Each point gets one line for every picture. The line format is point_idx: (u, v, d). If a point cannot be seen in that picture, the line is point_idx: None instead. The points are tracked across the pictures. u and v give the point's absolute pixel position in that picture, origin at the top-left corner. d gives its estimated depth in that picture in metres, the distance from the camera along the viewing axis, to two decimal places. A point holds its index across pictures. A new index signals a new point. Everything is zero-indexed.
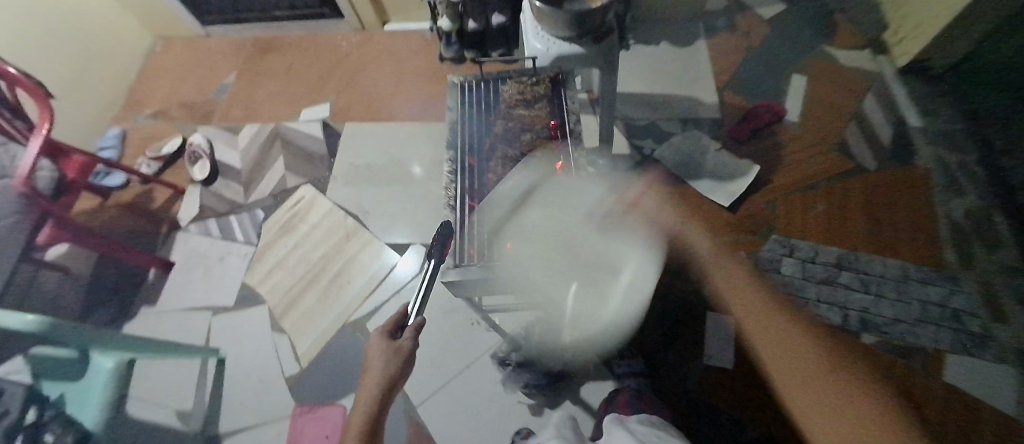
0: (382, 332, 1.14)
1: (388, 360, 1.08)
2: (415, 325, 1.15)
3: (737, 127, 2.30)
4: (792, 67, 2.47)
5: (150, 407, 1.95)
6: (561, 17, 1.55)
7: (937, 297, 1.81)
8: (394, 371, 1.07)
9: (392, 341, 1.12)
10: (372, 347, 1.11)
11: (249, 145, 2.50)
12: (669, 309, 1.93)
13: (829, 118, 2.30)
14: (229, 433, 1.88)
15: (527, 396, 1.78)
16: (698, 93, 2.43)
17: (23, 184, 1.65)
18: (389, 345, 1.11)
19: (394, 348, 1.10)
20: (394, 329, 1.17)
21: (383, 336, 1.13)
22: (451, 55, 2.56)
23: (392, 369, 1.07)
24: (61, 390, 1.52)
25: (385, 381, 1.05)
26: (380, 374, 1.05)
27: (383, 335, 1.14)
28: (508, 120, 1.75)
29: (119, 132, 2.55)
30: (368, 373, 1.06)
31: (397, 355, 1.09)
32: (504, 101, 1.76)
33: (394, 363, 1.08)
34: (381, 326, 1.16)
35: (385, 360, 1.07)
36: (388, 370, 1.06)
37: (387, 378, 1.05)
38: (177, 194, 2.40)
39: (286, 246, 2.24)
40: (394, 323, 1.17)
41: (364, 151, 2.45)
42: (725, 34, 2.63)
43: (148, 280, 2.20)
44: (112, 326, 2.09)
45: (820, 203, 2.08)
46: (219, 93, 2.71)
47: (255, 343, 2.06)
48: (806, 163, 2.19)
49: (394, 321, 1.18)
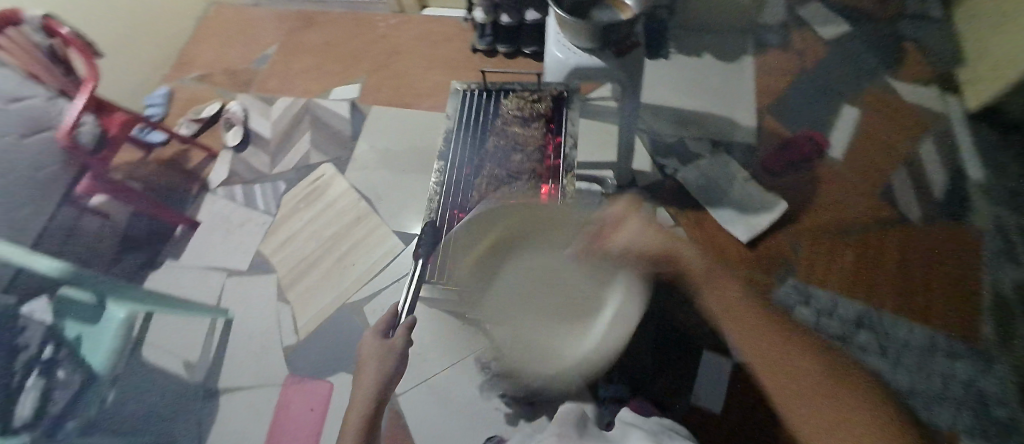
0: (374, 330, 1.16)
1: (383, 358, 1.10)
2: (407, 323, 1.15)
3: (771, 156, 2.13)
4: (846, 95, 2.27)
5: (159, 354, 2.07)
6: (584, 29, 1.47)
7: (963, 375, 1.65)
8: (388, 369, 1.09)
9: (384, 341, 1.13)
10: (366, 346, 1.12)
11: (281, 117, 2.59)
12: (667, 338, 1.84)
13: (877, 157, 2.11)
14: (225, 390, 1.99)
15: (505, 404, 1.75)
16: (735, 113, 2.27)
17: (65, 136, 1.77)
18: (381, 344, 1.12)
19: (386, 347, 1.11)
20: (386, 329, 1.17)
21: (378, 334, 1.15)
22: (482, 47, 2.54)
23: (387, 365, 1.09)
24: (80, 331, 1.61)
25: (383, 379, 1.08)
26: (375, 374, 1.08)
27: (376, 334, 1.15)
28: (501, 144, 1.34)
29: (166, 91, 2.70)
30: (364, 367, 1.09)
31: (389, 355, 1.10)
32: (507, 86, 1.42)
33: (391, 360, 1.10)
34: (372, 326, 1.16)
35: (378, 358, 1.10)
36: (384, 368, 1.09)
37: (381, 376, 1.08)
38: (211, 157, 2.52)
39: (301, 221, 2.33)
40: (385, 323, 1.17)
41: (387, 135, 2.48)
42: (776, 51, 2.44)
43: (174, 234, 2.33)
44: (137, 274, 2.23)
45: (850, 251, 1.92)
46: (260, 63, 2.81)
47: (260, 309, 2.16)
48: (843, 204, 2.02)
49: (385, 321, 1.18)
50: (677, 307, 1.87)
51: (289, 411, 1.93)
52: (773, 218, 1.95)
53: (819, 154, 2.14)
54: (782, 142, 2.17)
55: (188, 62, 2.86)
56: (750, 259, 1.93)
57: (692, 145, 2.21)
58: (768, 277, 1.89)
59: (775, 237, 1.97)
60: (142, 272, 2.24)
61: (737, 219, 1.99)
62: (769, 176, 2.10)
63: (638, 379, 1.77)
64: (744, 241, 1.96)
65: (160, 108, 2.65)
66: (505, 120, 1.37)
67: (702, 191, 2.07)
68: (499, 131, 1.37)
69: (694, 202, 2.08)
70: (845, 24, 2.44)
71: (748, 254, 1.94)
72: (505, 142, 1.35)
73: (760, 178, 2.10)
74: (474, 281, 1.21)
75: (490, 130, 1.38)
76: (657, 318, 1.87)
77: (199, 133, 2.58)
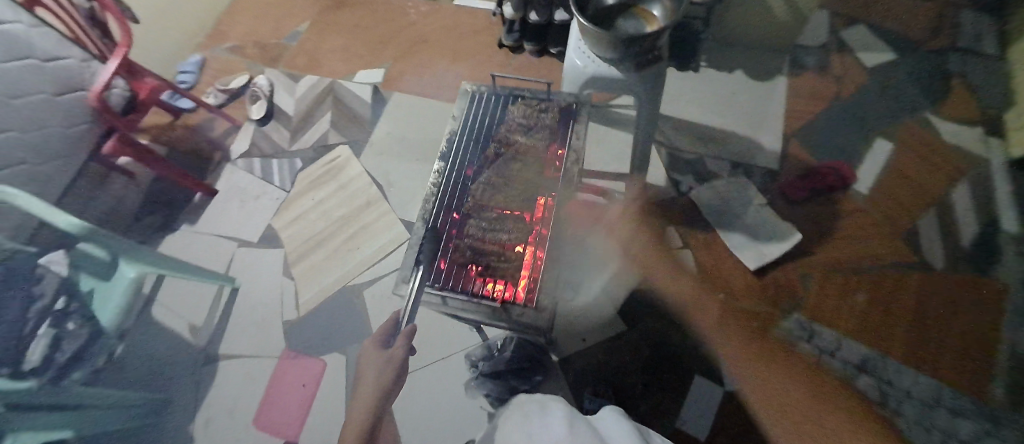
0: (374, 340, 1.15)
1: (382, 367, 1.10)
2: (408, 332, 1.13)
3: (792, 184, 2.05)
4: (881, 128, 2.16)
5: (168, 315, 2.16)
6: (605, 41, 1.42)
7: (966, 434, 1.57)
8: (390, 377, 1.09)
9: (383, 351, 1.12)
10: (366, 357, 1.12)
11: (304, 95, 2.63)
12: (660, 358, 1.79)
13: (905, 196, 2.01)
14: (225, 356, 2.06)
15: (489, 404, 1.76)
16: (760, 135, 2.20)
17: (95, 98, 1.83)
18: (381, 355, 1.11)
19: (387, 357, 1.11)
20: (385, 338, 1.16)
21: (377, 345, 1.14)
22: (508, 43, 2.49)
23: (387, 373, 1.10)
24: (93, 286, 1.69)
25: (383, 386, 1.08)
26: (374, 381, 1.09)
27: (376, 344, 1.14)
28: (502, 147, 1.37)
29: (199, 60, 2.78)
30: (364, 376, 1.10)
31: (388, 364, 1.10)
32: (516, 91, 1.44)
33: (390, 370, 1.10)
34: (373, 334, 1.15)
35: (377, 367, 1.10)
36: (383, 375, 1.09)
37: (380, 385, 1.08)
38: (235, 128, 2.59)
39: (313, 199, 2.37)
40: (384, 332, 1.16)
41: (405, 123, 2.49)
42: (812, 74, 2.33)
43: (193, 201, 2.41)
44: (156, 235, 2.32)
45: (863, 291, 1.85)
46: (291, 40, 2.86)
47: (265, 282, 2.21)
48: (862, 242, 1.94)
49: (386, 329, 1.18)
50: (674, 328, 1.84)
51: (282, 384, 1.98)
52: (786, 247, 1.90)
53: (844, 187, 2.05)
54: (806, 170, 2.09)
55: (223, 33, 2.92)
56: (757, 288, 1.88)
57: (711, 164, 2.15)
58: (773, 309, 1.84)
59: (785, 268, 1.91)
60: (159, 234, 2.33)
61: (747, 247, 1.93)
62: (787, 204, 2.03)
63: (625, 396, 1.75)
64: (753, 270, 1.91)
65: (192, 76, 2.73)
66: (509, 127, 1.38)
67: (715, 212, 2.02)
68: (502, 138, 1.38)
69: (705, 222, 2.03)
70: (891, 51, 2.30)
71: (755, 282, 1.89)
72: (506, 150, 1.36)
73: (776, 206, 2.03)
74: (463, 293, 1.20)
75: (492, 136, 1.39)
76: (653, 336, 1.83)
77: (226, 103, 2.65)
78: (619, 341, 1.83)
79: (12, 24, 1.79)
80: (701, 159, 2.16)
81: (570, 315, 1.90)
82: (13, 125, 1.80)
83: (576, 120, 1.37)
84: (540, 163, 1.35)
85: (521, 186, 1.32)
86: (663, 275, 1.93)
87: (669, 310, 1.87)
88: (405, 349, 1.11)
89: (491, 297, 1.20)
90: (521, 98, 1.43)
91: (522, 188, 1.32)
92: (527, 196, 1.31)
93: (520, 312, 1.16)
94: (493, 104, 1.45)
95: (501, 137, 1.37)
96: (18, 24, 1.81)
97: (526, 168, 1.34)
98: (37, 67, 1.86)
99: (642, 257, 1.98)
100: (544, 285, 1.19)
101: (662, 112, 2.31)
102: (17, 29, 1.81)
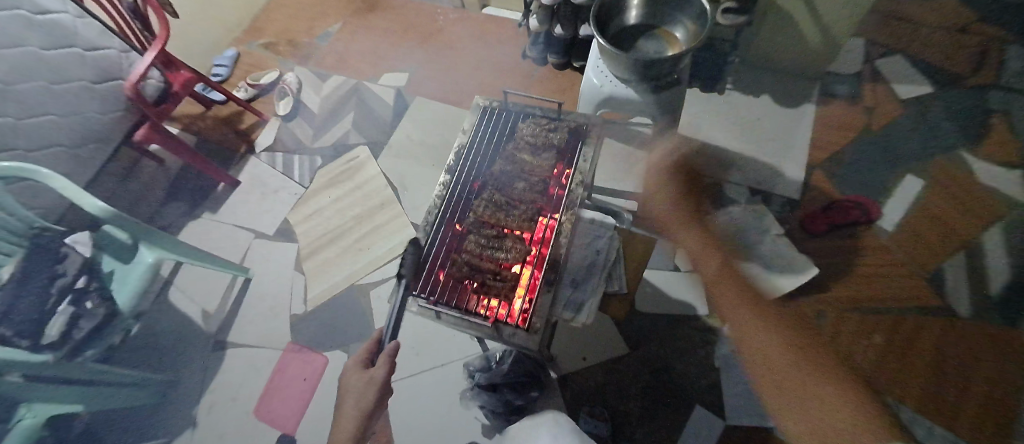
0: (356, 359, 1.22)
1: (364, 391, 1.16)
2: (387, 352, 1.18)
3: (813, 216, 1.97)
4: (911, 163, 2.07)
5: (183, 299, 2.23)
6: (623, 61, 1.41)
7: None
8: (372, 402, 1.15)
9: (365, 371, 1.19)
10: (349, 378, 1.18)
11: (330, 95, 2.71)
12: (659, 384, 1.74)
13: (933, 238, 1.92)
14: (233, 344, 2.11)
15: (484, 415, 1.75)
16: (782, 163, 2.14)
17: (131, 88, 1.92)
18: (361, 374, 1.19)
19: (368, 377, 1.17)
20: (367, 359, 1.23)
21: (359, 365, 1.21)
22: (533, 55, 2.53)
23: (371, 396, 1.16)
24: (114, 267, 1.76)
25: (366, 409, 1.15)
26: (356, 403, 1.15)
27: (358, 365, 1.21)
28: (510, 164, 1.49)
29: (234, 55, 2.89)
30: (346, 401, 1.16)
31: (370, 385, 1.16)
32: (527, 109, 1.57)
33: (373, 393, 1.16)
34: (356, 354, 1.22)
35: (360, 389, 1.17)
36: (365, 400, 1.15)
37: (362, 407, 1.15)
38: (261, 122, 2.67)
39: (329, 197, 2.42)
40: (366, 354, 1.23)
41: (424, 128, 2.52)
42: (842, 103, 2.26)
43: (216, 190, 2.48)
44: (178, 221, 2.41)
45: (880, 334, 1.77)
46: (322, 40, 2.93)
47: (277, 275, 2.26)
48: (882, 282, 1.86)
49: (367, 349, 1.24)
50: (677, 355, 1.79)
51: (284, 376, 2.02)
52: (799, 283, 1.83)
53: (867, 222, 1.96)
54: (829, 203, 2.02)
55: (258, 29, 3.02)
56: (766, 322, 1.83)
57: (729, 189, 2.10)
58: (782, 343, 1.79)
59: (798, 303, 1.85)
60: (181, 221, 2.41)
61: (760, 276, 1.87)
62: (806, 237, 1.96)
63: (620, 420, 1.70)
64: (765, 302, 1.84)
65: (226, 70, 2.82)
66: (519, 145, 1.51)
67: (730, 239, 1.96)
68: (510, 154, 1.50)
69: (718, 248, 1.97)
70: (928, 84, 2.19)
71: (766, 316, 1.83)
72: (513, 167, 1.48)
73: (793, 238, 1.97)
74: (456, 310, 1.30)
75: (501, 153, 1.51)
76: (654, 363, 1.78)
77: (255, 97, 2.74)
78: (620, 364, 1.79)
79: (60, 14, 1.95)
80: (719, 184, 2.11)
81: (570, 333, 1.86)
82: (53, 110, 1.97)
83: (583, 143, 1.48)
84: (543, 181, 1.45)
85: (524, 201, 1.43)
86: (672, 300, 1.88)
87: (672, 335, 1.82)
88: (386, 369, 1.17)
89: (484, 314, 1.28)
90: (532, 117, 1.56)
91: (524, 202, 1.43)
92: (530, 209, 1.42)
93: (512, 331, 1.26)
94: (505, 122, 1.58)
95: (509, 154, 1.49)
96: (65, 14, 1.97)
97: (530, 185, 1.45)
98: (80, 56, 2.02)
99: (647, 278, 1.93)
100: (537, 305, 1.26)
101: (682, 133, 2.27)
102: (64, 19, 1.97)
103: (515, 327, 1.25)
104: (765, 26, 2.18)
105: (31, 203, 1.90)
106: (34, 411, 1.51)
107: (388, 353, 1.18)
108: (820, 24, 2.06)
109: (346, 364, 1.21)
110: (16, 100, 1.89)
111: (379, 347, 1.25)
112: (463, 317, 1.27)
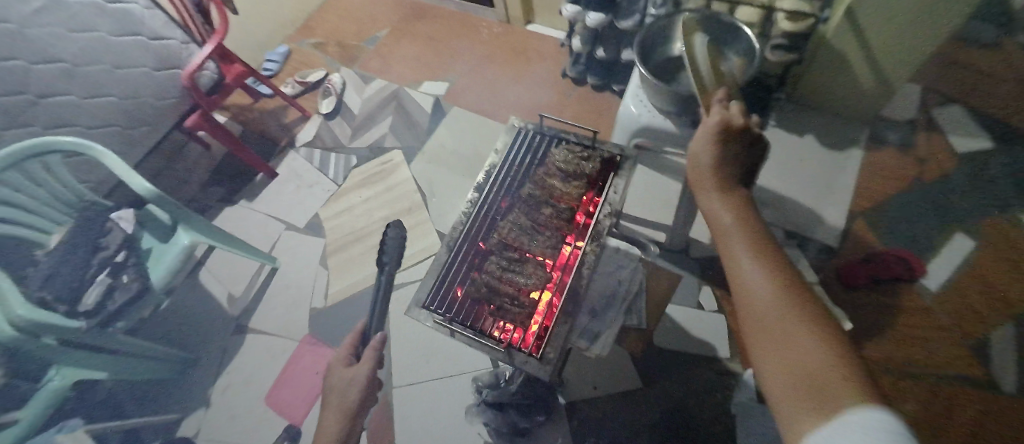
0: (342, 355, 1.30)
1: (347, 388, 1.23)
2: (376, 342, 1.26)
3: (850, 266, 1.91)
4: (962, 221, 1.95)
5: (211, 280, 2.31)
6: (664, 92, 1.40)
7: None
8: (354, 400, 1.22)
9: (349, 369, 1.27)
10: (334, 374, 1.26)
11: (371, 97, 2.78)
12: (670, 422, 1.69)
13: (980, 304, 1.79)
14: (254, 330, 2.17)
15: (489, 432, 1.72)
16: (821, 208, 2.06)
17: (187, 77, 2.03)
18: (345, 370, 1.26)
19: (350, 374, 1.25)
20: (352, 355, 1.31)
21: (343, 361, 1.29)
22: (572, 74, 2.53)
23: (354, 394, 1.22)
24: (152, 244, 1.85)
25: (348, 409, 1.21)
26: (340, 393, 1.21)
27: (342, 361, 1.29)
28: (537, 187, 1.51)
29: (286, 51, 3.02)
30: (329, 399, 1.23)
31: (354, 380, 1.23)
32: (560, 134, 1.58)
33: (355, 392, 1.22)
34: (343, 348, 1.31)
35: (343, 388, 1.23)
36: (347, 396, 1.22)
37: (345, 404, 1.21)
38: (304, 117, 2.76)
39: (360, 196, 2.47)
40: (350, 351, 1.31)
41: (459, 137, 2.55)
42: (893, 151, 2.15)
43: (254, 180, 2.57)
44: (215, 205, 2.51)
45: (912, 401, 1.66)
46: (369, 43, 3.03)
47: (302, 267, 2.31)
48: (919, 346, 1.76)
49: (350, 346, 1.32)
50: (689, 394, 1.73)
51: (297, 368, 2.06)
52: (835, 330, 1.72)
53: (908, 279, 1.85)
54: (868, 255, 1.90)
55: (310, 29, 3.15)
56: None
57: None
58: None
59: None
60: (218, 205, 2.51)
61: None
62: (840, 287, 1.90)
63: None
64: None
65: (276, 65, 2.96)
66: (549, 170, 1.51)
67: None
68: (539, 179, 1.51)
69: None
70: None
71: None
72: (540, 191, 1.48)
73: (827, 290, 1.89)
74: (469, 329, 1.31)
75: (530, 176, 1.52)
76: (667, 402, 1.72)
77: (300, 94, 2.85)
78: (631, 397, 1.74)
79: (130, 3, 2.10)
80: None
81: (584, 361, 1.82)
82: (115, 92, 2.11)
83: (613, 172, 1.47)
84: (570, 206, 1.45)
85: (545, 224, 1.45)
86: (691, 337, 1.81)
87: (689, 374, 1.76)
88: (368, 365, 1.25)
89: (498, 338, 1.29)
90: (563, 142, 1.56)
91: (545, 223, 1.45)
92: (550, 231, 1.43)
93: (524, 359, 1.25)
94: (537, 143, 1.59)
95: (538, 177, 1.51)
96: (134, 4, 2.11)
97: (556, 210, 1.46)
98: (143, 43, 2.15)
99: (668, 313, 1.87)
100: (552, 336, 1.26)
101: None
102: (134, 9, 2.11)
103: (528, 354, 1.25)
104: (813, 66, 2.12)
105: (84, 177, 2.02)
106: (63, 373, 1.55)
107: (372, 348, 1.26)
108: (873, 65, 1.98)
109: (332, 362, 1.30)
110: (85, 80, 2.04)
111: (363, 338, 1.34)
112: (477, 339, 1.29)
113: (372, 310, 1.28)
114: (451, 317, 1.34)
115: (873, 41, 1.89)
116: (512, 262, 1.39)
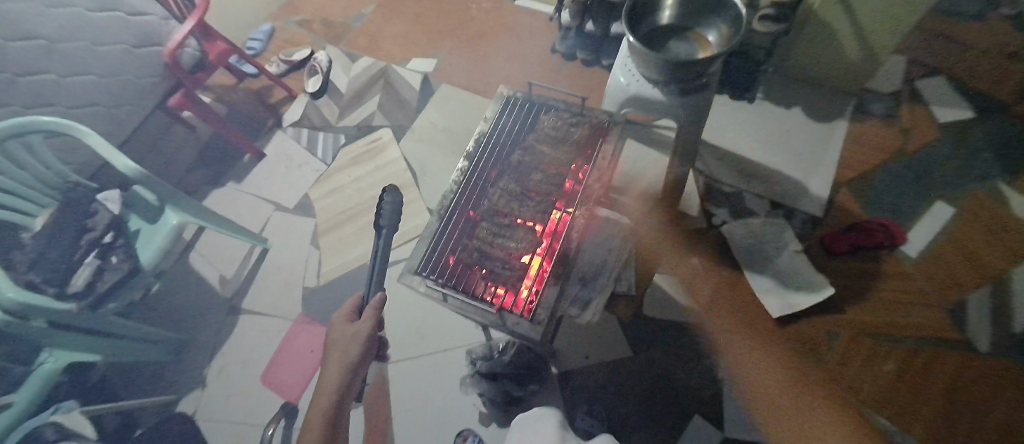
0: (342, 314, 1.30)
1: (349, 344, 1.22)
2: (376, 301, 1.28)
3: (836, 235, 1.90)
4: (944, 191, 1.98)
5: (202, 262, 2.30)
6: (652, 60, 1.39)
7: None
8: (356, 355, 1.20)
9: (350, 325, 1.26)
10: (337, 330, 1.26)
11: (359, 75, 2.74)
12: (660, 386, 1.74)
13: (958, 270, 1.82)
14: (247, 311, 2.17)
15: (483, 404, 1.75)
16: (806, 179, 2.08)
17: (169, 54, 1.98)
18: (346, 328, 1.25)
19: (353, 330, 1.24)
20: (353, 314, 1.32)
21: (346, 319, 1.28)
22: (562, 49, 2.53)
23: (354, 349, 1.21)
24: (139, 226, 1.83)
25: (345, 366, 1.19)
26: (342, 353, 1.21)
27: (344, 318, 1.29)
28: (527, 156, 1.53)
29: (270, 30, 2.96)
30: (329, 357, 1.22)
31: (352, 342, 1.22)
32: (550, 102, 1.59)
33: (357, 347, 1.21)
34: (341, 310, 1.31)
35: (344, 343, 1.22)
36: (349, 352, 1.20)
37: (346, 359, 1.19)
38: (291, 97, 2.73)
39: (349, 176, 2.46)
40: (351, 308, 1.32)
41: (449, 116, 2.53)
42: (878, 123, 2.17)
43: (242, 162, 2.54)
44: (203, 188, 2.48)
45: (890, 363, 1.71)
46: (356, 21, 2.97)
47: (295, 249, 2.31)
48: (904, 309, 1.79)
49: (351, 307, 1.32)
50: (678, 360, 1.77)
51: (293, 347, 2.07)
52: (817, 301, 1.77)
53: (890, 246, 1.88)
54: (852, 224, 1.94)
55: (294, 6, 3.08)
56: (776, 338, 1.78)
57: (750, 201, 2.06)
58: (789, 362, 1.73)
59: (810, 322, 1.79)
60: (207, 188, 2.49)
61: (776, 293, 1.83)
62: (826, 256, 1.91)
63: (619, 426, 1.69)
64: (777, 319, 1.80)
65: (261, 44, 2.91)
66: (539, 136, 1.52)
67: (747, 251, 1.93)
68: (529, 146, 1.52)
69: (735, 261, 1.94)
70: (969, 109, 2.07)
71: (775, 332, 1.79)
72: (529, 158, 1.50)
73: (812, 258, 1.92)
74: (461, 294, 1.34)
75: (520, 143, 1.54)
76: (656, 369, 1.77)
77: (286, 73, 2.81)
78: (621, 365, 1.79)
79: None
80: (741, 195, 2.07)
81: (577, 331, 1.86)
82: (93, 71, 2.07)
83: (604, 138, 1.48)
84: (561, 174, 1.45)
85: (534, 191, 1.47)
86: (680, 307, 1.85)
87: (679, 340, 1.81)
88: (370, 323, 1.25)
89: (489, 301, 1.32)
90: (553, 110, 1.58)
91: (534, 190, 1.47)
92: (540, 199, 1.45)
93: (516, 320, 1.28)
94: (526, 112, 1.60)
95: (528, 145, 1.52)
96: None
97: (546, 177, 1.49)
98: (121, 19, 2.10)
99: (656, 283, 1.91)
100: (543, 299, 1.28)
101: (706, 141, 2.24)
102: None
103: (521, 315, 1.28)
104: (800, 38, 2.12)
105: (66, 158, 2.00)
106: (56, 355, 1.55)
107: (373, 307, 1.28)
108: (859, 36, 2.00)
109: (333, 320, 1.29)
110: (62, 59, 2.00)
111: (363, 304, 1.34)
112: (472, 302, 1.31)
113: (371, 276, 1.29)
114: (445, 281, 1.37)
115: (858, 9, 1.90)
116: (502, 233, 1.39)
